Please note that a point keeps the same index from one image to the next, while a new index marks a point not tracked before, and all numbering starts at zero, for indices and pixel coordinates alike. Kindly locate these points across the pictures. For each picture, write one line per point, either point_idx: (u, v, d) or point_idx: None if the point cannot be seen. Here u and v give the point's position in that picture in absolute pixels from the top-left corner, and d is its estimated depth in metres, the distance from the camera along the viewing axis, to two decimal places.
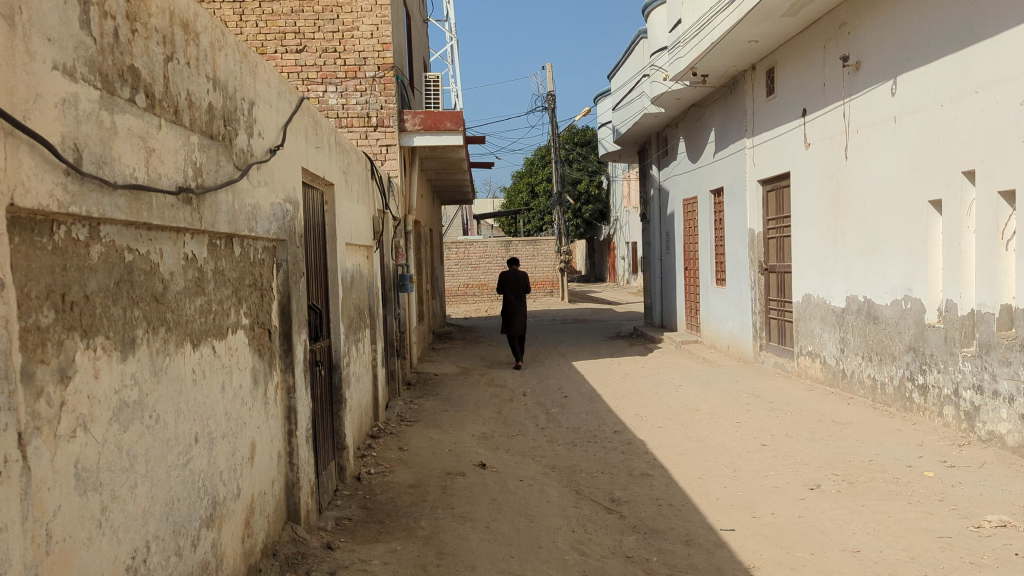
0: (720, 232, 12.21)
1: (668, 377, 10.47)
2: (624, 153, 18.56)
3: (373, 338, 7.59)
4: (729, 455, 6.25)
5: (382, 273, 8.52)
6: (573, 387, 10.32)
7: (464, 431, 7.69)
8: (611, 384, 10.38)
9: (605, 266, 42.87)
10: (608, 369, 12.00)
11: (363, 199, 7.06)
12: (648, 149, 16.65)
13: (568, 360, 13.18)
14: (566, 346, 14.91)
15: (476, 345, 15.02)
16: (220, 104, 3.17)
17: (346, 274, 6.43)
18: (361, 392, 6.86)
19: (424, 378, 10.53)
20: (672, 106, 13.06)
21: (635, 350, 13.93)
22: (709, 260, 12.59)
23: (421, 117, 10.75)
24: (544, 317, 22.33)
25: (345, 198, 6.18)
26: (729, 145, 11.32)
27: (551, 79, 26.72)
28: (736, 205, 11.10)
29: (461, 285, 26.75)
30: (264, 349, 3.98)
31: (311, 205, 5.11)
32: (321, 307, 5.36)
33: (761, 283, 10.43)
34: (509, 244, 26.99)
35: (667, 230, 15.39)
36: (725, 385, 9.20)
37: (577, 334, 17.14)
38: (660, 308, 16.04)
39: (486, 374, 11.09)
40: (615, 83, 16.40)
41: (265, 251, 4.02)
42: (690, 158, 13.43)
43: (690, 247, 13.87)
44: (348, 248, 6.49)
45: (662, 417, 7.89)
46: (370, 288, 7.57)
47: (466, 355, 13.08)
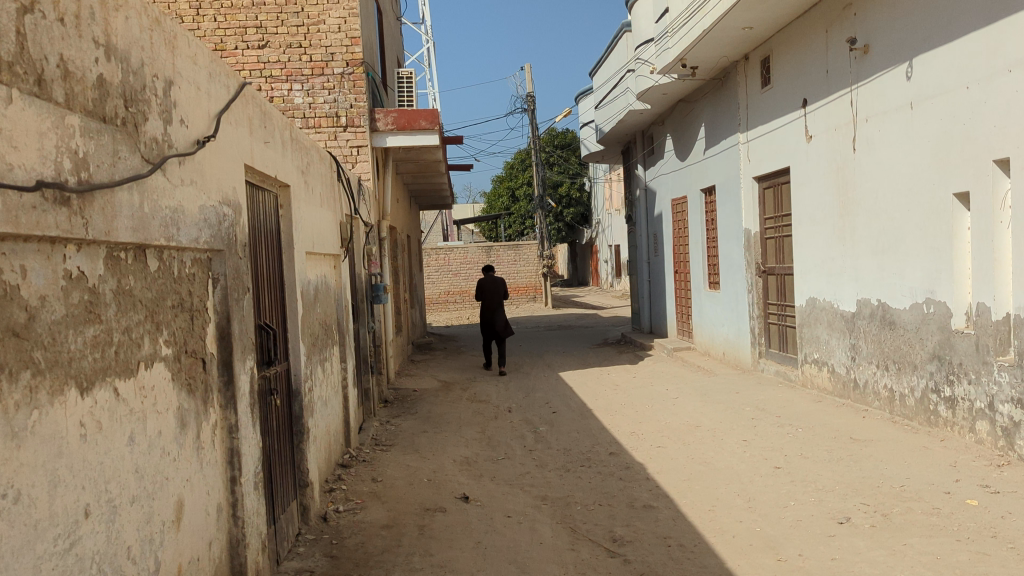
0: (712, 233, 11.62)
1: (663, 389, 9.82)
2: (607, 153, 17.94)
3: (344, 357, 6.89)
4: (741, 481, 5.62)
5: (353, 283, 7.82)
6: (562, 401, 9.66)
7: (445, 455, 6.98)
8: (602, 397, 9.73)
9: (589, 270, 42.34)
10: (598, 380, 11.34)
11: (327, 205, 6.38)
12: (634, 149, 16.05)
13: (555, 370, 12.52)
14: (552, 355, 14.25)
15: (457, 356, 14.33)
16: (117, 78, 2.48)
17: (308, 287, 5.71)
18: (328, 416, 6.16)
19: (402, 395, 9.82)
20: (659, 101, 12.46)
21: (624, 358, 13.29)
22: (701, 263, 12.02)
23: (393, 115, 10.00)
24: (527, 324, 21.65)
25: (304, 202, 5.49)
26: (721, 141, 10.74)
27: (531, 80, 26.07)
28: (731, 204, 10.50)
29: (442, 292, 26.06)
30: (196, 382, 3.27)
31: (259, 209, 4.42)
32: (275, 325, 4.67)
33: (758, 286, 9.84)
34: (490, 249, 26.34)
35: (655, 232, 14.79)
36: (725, 397, 8.56)
37: (563, 342, 16.49)
38: (649, 314, 15.42)
39: (468, 389, 10.40)
40: (598, 80, 15.79)
41: (194, 263, 3.31)
42: (679, 156, 12.85)
43: (679, 249, 13.26)
44: (309, 257, 5.78)
45: (660, 436, 7.25)
46: (339, 301, 6.87)
47: (447, 368, 12.37)
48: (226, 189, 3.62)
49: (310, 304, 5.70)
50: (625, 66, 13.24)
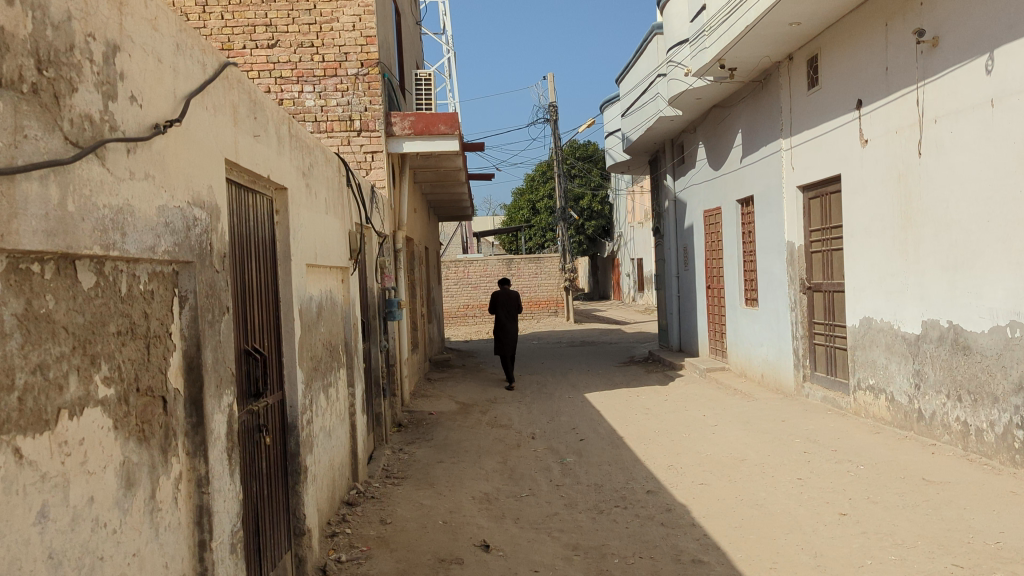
0: (750, 246, 10.89)
1: (699, 414, 9.08)
2: (634, 163, 17.25)
3: (352, 381, 6.24)
4: (802, 530, 4.90)
5: (363, 298, 7.17)
6: (590, 427, 8.94)
7: (462, 490, 6.30)
8: (632, 422, 9.01)
9: (611, 285, 41.56)
10: (626, 402, 10.61)
11: (334, 212, 5.74)
12: (662, 158, 15.35)
13: (579, 391, 11.82)
14: (576, 374, 13.54)
15: (476, 374, 13.66)
16: (21, 30, 1.86)
17: (311, 303, 5.08)
18: (332, 449, 5.50)
19: (417, 418, 9.15)
20: (691, 107, 11.77)
21: (653, 378, 12.56)
22: (736, 278, 11.27)
23: (410, 119, 9.40)
24: (549, 339, 20.95)
25: (306, 207, 4.85)
26: (761, 148, 10.04)
27: (554, 89, 25.46)
28: (771, 215, 9.77)
29: (461, 306, 25.45)
30: (153, 427, 2.61)
31: (246, 214, 3.79)
32: (265, 349, 4.03)
33: (803, 304, 9.08)
34: (511, 262, 25.70)
35: (684, 245, 14.06)
36: (769, 424, 7.81)
37: (587, 359, 15.79)
38: (678, 331, 14.67)
39: (488, 411, 9.71)
40: (625, 86, 15.13)
41: (152, 278, 2.66)
42: (712, 165, 12.15)
43: (712, 263, 12.53)
44: (312, 270, 5.15)
45: (701, 472, 6.52)
46: (346, 318, 6.22)
47: (465, 387, 11.70)
48: (200, 188, 2.97)
49: (312, 323, 5.05)
50: (655, 71, 12.59)
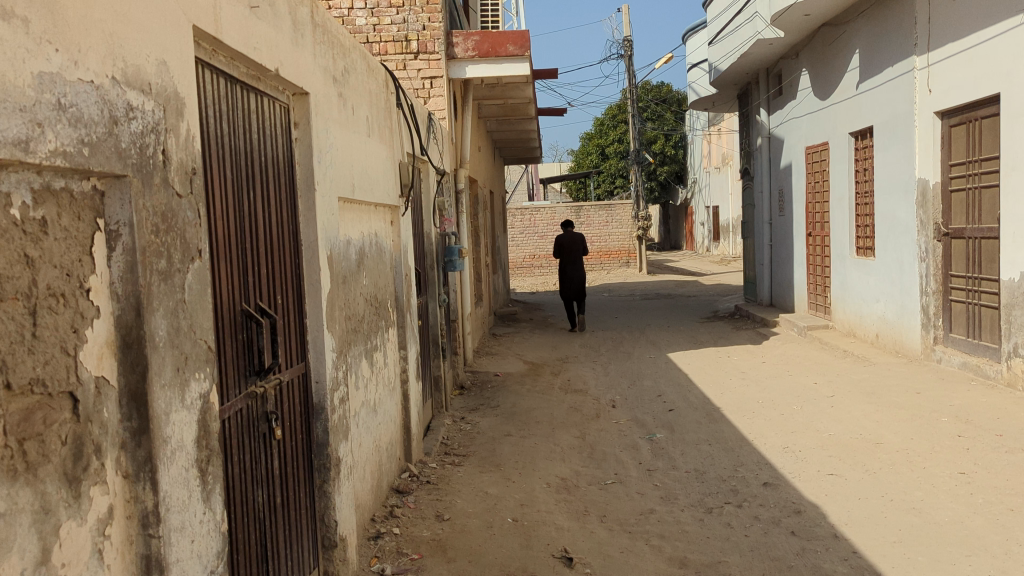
0: (864, 187, 9.39)
1: (806, 380, 7.81)
2: (719, 99, 15.64)
3: (405, 343, 5.22)
4: (988, 552, 3.71)
5: (417, 245, 6.12)
6: (679, 395, 7.78)
7: (536, 474, 5.28)
8: (728, 390, 7.81)
9: (683, 234, 39.81)
10: (715, 364, 9.39)
11: (379, 138, 4.63)
12: (754, 91, 13.74)
13: (661, 350, 10.64)
14: (655, 330, 12.34)
15: (546, 329, 12.60)
16: None
17: (348, 247, 4.02)
18: (377, 427, 4.51)
19: (481, 380, 8.17)
20: (797, 26, 10.20)
21: (744, 336, 11.27)
22: (847, 224, 9.76)
23: (474, 39, 8.26)
24: (622, 292, 19.72)
25: (339, 124, 3.77)
26: (884, 69, 8.47)
27: (629, 22, 23.67)
28: (896, 149, 8.25)
29: (527, 257, 24.33)
30: (46, 447, 1.57)
31: (239, 119, 2.72)
32: (277, 309, 3.00)
33: (937, 253, 7.62)
34: (580, 210, 24.37)
35: (779, 188, 12.58)
36: (900, 396, 6.51)
37: (665, 313, 14.54)
38: (769, 284, 13.24)
39: (560, 374, 8.64)
40: (715, 8, 13.49)
41: (40, 198, 1.59)
42: (818, 95, 10.58)
43: (814, 207, 11.06)
44: (350, 205, 4.08)
45: (827, 459, 5.33)
46: (397, 267, 5.16)
47: (534, 345, 10.65)
48: (139, 60, 1.87)
49: (348, 271, 4.01)
50: None
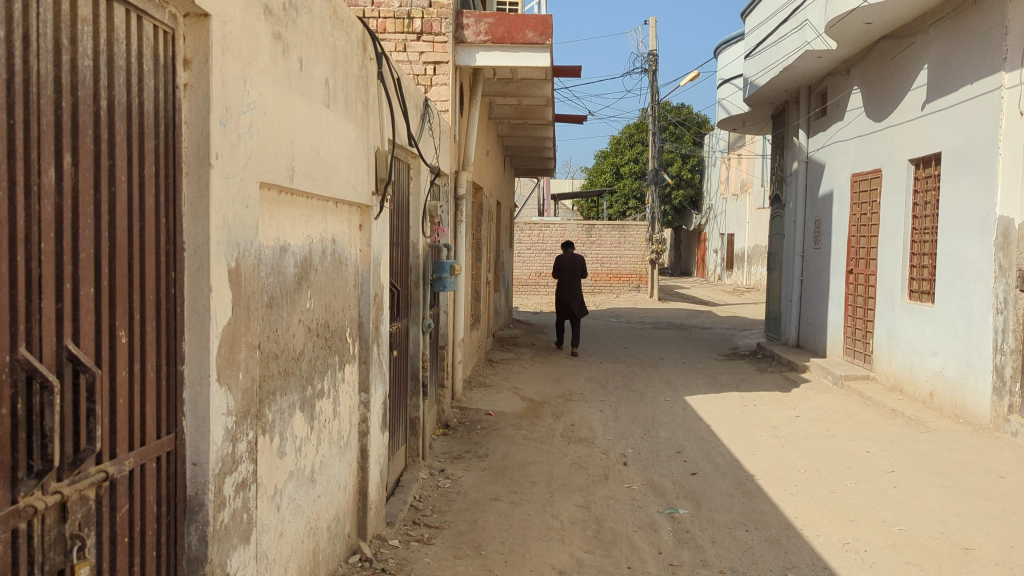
0: (924, 223, 8.13)
1: (853, 446, 6.57)
2: (749, 118, 14.44)
3: (368, 384, 4.04)
4: None
5: (393, 257, 4.92)
6: (702, 454, 6.54)
7: (525, 565, 4.06)
8: (760, 452, 6.57)
9: (695, 261, 38.60)
10: (741, 414, 8.15)
11: (345, 112, 3.45)
12: (791, 111, 12.55)
13: (677, 390, 9.41)
14: (670, 366, 11.10)
15: (550, 356, 11.38)
16: None
17: (277, 259, 2.85)
18: (314, 503, 3.34)
19: (470, 420, 6.96)
20: (852, 37, 9.01)
21: (770, 381, 10.03)
22: (902, 264, 8.50)
23: (488, 21, 7.12)
24: (631, 318, 18.50)
25: (274, 77, 2.61)
26: (961, 87, 7.22)
27: (655, 37, 22.55)
28: (972, 180, 6.97)
29: (534, 274, 23.17)
30: None
31: (37, 29, 1.59)
32: (115, 355, 1.85)
33: (1019, 304, 6.29)
34: (592, 229, 23.19)
35: (816, 218, 11.37)
36: (979, 479, 5.26)
37: (680, 346, 13.32)
38: (798, 322, 12.01)
39: (562, 416, 7.41)
40: (754, 19, 12.37)
41: None
42: (872, 117, 9.36)
43: (857, 241, 9.85)
44: (287, 196, 2.91)
45: (905, 568, 4.07)
46: (363, 286, 3.99)
47: (535, 375, 9.44)
48: None
49: (275, 293, 2.85)
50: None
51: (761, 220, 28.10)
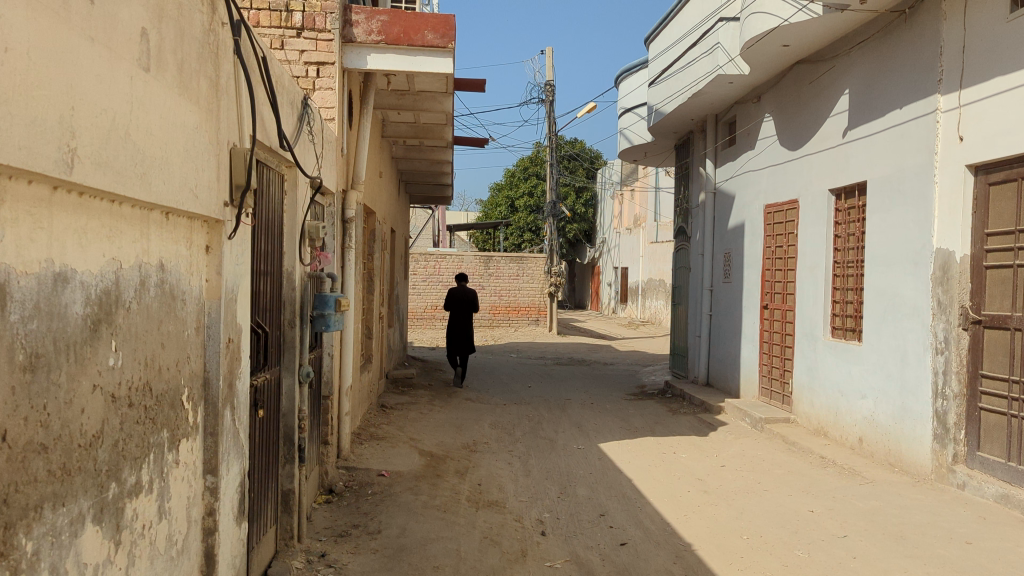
0: (848, 257, 7.71)
1: (793, 504, 5.91)
2: (651, 149, 14.06)
3: (218, 464, 2.96)
4: None
5: (255, 290, 3.84)
6: (628, 518, 5.71)
7: None
8: (692, 513, 5.81)
9: (589, 294, 38.51)
10: (661, 465, 7.40)
11: (179, 85, 2.43)
12: (696, 140, 12.19)
13: (590, 437, 8.61)
14: (578, 408, 10.32)
15: (449, 399, 10.37)
16: None
17: (46, 297, 1.79)
18: None
19: (359, 483, 5.88)
20: (767, 61, 8.62)
21: (685, 424, 9.39)
22: (824, 300, 8.05)
23: (381, 19, 6.16)
24: (531, 354, 17.74)
25: (28, 3, 1.58)
26: (889, 113, 6.85)
27: (551, 66, 22.17)
28: (904, 210, 6.54)
29: (429, 307, 22.12)
30: None
31: None
32: None
33: (962, 344, 5.83)
34: (489, 261, 22.42)
35: (725, 251, 10.94)
36: (944, 546, 4.65)
37: (585, 385, 12.59)
38: (706, 359, 11.48)
39: (466, 473, 6.44)
40: (659, 45, 11.98)
41: None
42: (787, 145, 8.98)
43: (772, 276, 9.41)
44: (64, 198, 1.86)
45: None
46: (209, 330, 2.93)
47: (433, 423, 8.42)
48: None
49: (39, 349, 1.78)
50: (718, 16, 9.42)
51: (655, 254, 28.11)
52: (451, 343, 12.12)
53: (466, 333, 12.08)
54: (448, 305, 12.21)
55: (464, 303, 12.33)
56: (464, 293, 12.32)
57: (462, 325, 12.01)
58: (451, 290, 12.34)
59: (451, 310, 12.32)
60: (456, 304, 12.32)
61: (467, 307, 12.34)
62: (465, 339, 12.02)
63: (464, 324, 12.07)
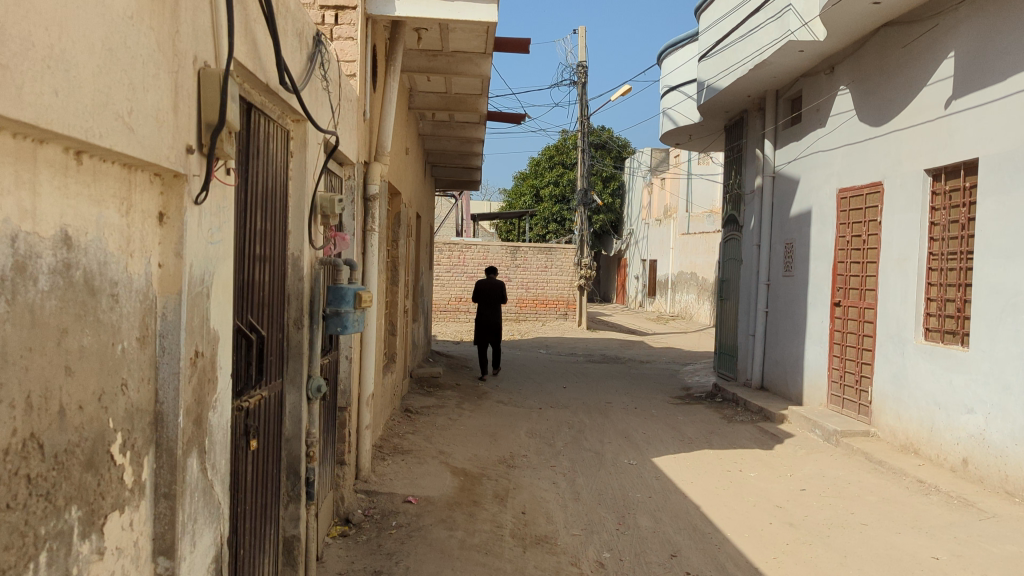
0: (949, 248, 6.62)
1: (907, 546, 4.84)
2: (697, 130, 12.92)
3: (176, 542, 1.97)
4: None
5: (244, 279, 2.86)
6: (706, 561, 4.67)
7: None
8: (782, 555, 4.76)
9: (615, 287, 37.40)
10: (729, 486, 6.36)
11: None
12: (751, 120, 11.09)
13: (640, 449, 7.59)
14: (620, 413, 9.29)
15: (479, 401, 9.38)
16: None
17: None
18: None
19: (380, 511, 4.91)
20: (850, 23, 7.53)
21: (746, 435, 8.33)
22: (918, 297, 6.95)
23: None
24: (561, 349, 16.72)
25: None
26: (1012, 76, 5.77)
27: (584, 47, 21.00)
28: None
29: (452, 299, 21.13)
30: None
31: None
32: None
33: None
34: (515, 251, 21.39)
35: (786, 241, 9.85)
36: None
37: (625, 386, 11.55)
38: (761, 361, 10.40)
39: (506, 498, 5.45)
40: (712, 14, 10.87)
41: None
42: (869, 120, 7.89)
43: (847, 269, 8.32)
44: None
45: None
46: (163, 342, 1.95)
47: (464, 431, 7.44)
48: None
49: None
50: None
51: (686, 246, 26.95)
52: (480, 339, 11.15)
53: (496, 328, 11.12)
54: (476, 298, 11.24)
55: (492, 296, 11.37)
56: (492, 285, 11.34)
57: (492, 320, 11.05)
58: (478, 283, 11.38)
59: (480, 303, 11.34)
60: (485, 296, 11.32)
61: (496, 300, 11.38)
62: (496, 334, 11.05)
63: (494, 318, 11.11)
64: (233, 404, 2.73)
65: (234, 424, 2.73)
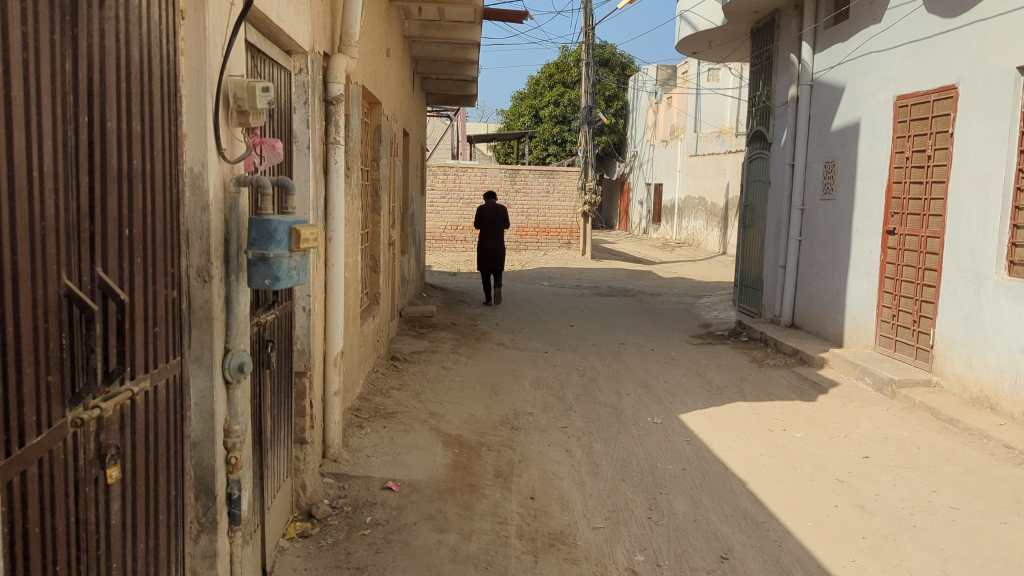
0: None
1: (1018, 546, 3.83)
2: (718, 36, 11.52)
3: None
4: None
5: (77, 212, 1.72)
6: (767, 566, 3.65)
7: None
8: (863, 557, 3.74)
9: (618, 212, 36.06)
10: (776, 452, 5.35)
11: None
12: (785, 20, 9.69)
13: (663, 402, 6.55)
14: (636, 356, 8.25)
15: (477, 343, 8.32)
16: None
17: None
18: None
19: (351, 503, 3.86)
20: None
21: (783, 383, 7.30)
22: (1002, 224, 5.79)
23: None
24: (565, 280, 15.64)
25: None
26: None
27: None
28: None
29: (448, 227, 19.92)
30: None
31: None
32: None
33: None
34: (515, 175, 20.06)
35: (826, 160, 8.61)
36: None
37: (639, 323, 10.48)
38: (793, 296, 9.30)
39: (511, 477, 4.42)
40: None
41: None
42: (941, 12, 6.57)
43: (904, 191, 7.13)
44: None
45: None
46: None
47: (461, 383, 6.39)
48: None
49: None
50: None
51: (694, 168, 25.59)
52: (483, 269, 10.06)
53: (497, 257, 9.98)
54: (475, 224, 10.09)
55: (493, 221, 10.21)
56: (493, 210, 10.17)
57: (493, 248, 9.93)
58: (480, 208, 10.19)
59: (482, 229, 10.21)
60: (483, 222, 10.17)
61: (498, 225, 10.22)
62: (496, 261, 9.93)
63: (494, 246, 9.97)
64: (56, 420, 1.63)
65: (59, 450, 1.64)
